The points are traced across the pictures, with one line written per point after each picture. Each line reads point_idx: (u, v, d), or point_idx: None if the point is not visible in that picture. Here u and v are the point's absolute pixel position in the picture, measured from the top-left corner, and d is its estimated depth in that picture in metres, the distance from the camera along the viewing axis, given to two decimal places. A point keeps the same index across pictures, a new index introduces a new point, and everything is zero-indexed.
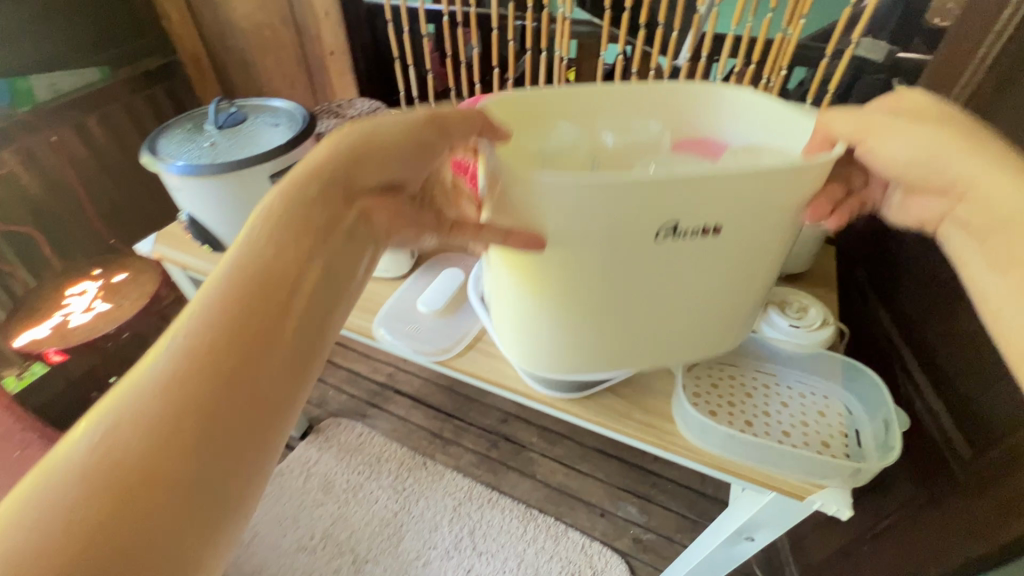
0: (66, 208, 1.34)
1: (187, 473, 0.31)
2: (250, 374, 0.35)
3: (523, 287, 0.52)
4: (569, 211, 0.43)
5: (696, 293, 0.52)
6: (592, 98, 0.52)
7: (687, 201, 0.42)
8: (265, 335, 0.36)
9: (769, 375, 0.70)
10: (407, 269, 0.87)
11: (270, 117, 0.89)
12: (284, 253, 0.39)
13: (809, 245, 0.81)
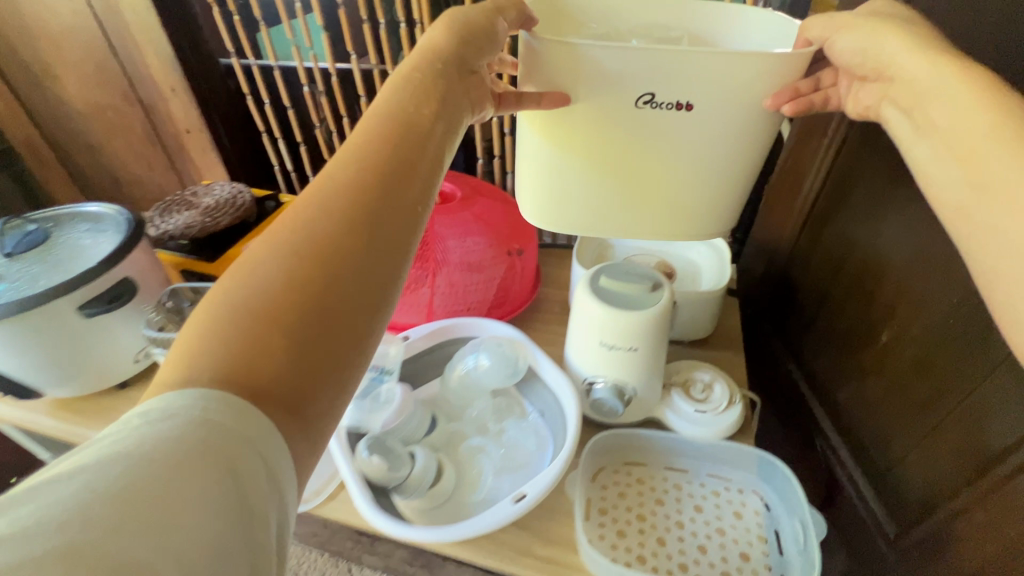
0: None
1: (352, 276, 0.33)
2: (379, 234, 0.35)
3: (572, 172, 0.56)
4: (602, 77, 0.48)
5: (720, 176, 0.55)
6: (609, 13, 0.58)
7: (687, 71, 0.47)
8: (406, 168, 0.38)
9: (681, 473, 0.64)
10: None
11: (84, 229, 0.75)
12: (403, 124, 0.40)
13: (708, 309, 0.75)
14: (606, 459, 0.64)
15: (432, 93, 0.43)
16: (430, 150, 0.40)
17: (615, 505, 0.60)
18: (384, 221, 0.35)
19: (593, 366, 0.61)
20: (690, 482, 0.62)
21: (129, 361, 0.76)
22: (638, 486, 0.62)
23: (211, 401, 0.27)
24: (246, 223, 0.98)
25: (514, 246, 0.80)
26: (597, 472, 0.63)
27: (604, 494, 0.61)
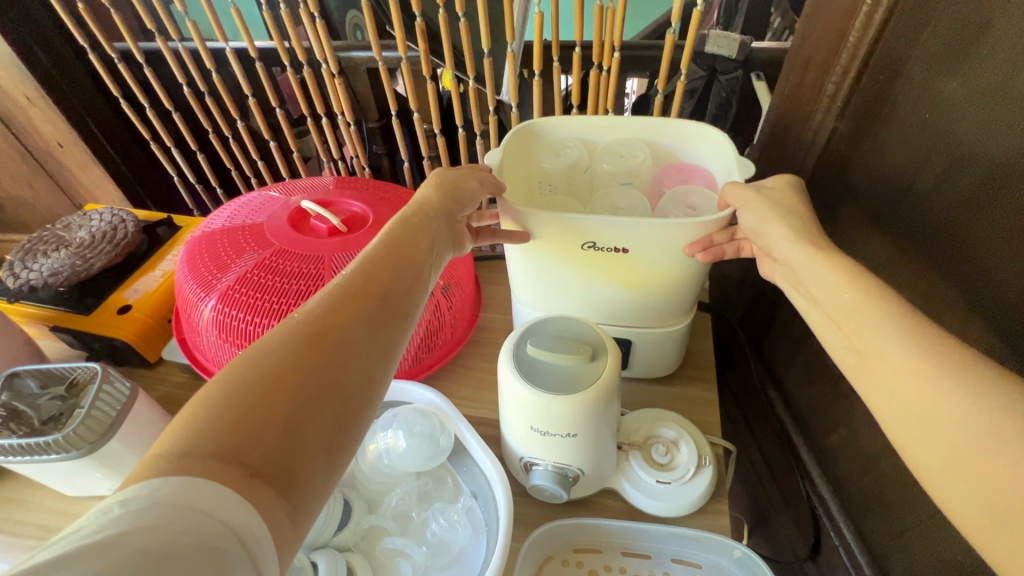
0: None
1: (319, 397, 0.31)
2: (368, 328, 0.35)
3: (523, 265, 0.54)
4: (542, 228, 0.50)
5: (654, 304, 0.55)
6: (582, 140, 0.59)
7: (620, 230, 0.48)
8: (391, 294, 0.38)
9: (641, 558, 0.54)
10: None
11: None
12: (397, 243, 0.42)
13: (675, 348, 0.62)
14: (553, 546, 0.54)
15: (419, 230, 0.45)
16: (415, 266, 0.42)
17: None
18: (370, 320, 0.36)
19: (531, 450, 0.50)
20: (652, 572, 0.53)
21: None
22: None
23: (194, 477, 0.25)
24: (131, 257, 0.82)
25: (438, 280, 0.66)
26: (542, 565, 0.53)
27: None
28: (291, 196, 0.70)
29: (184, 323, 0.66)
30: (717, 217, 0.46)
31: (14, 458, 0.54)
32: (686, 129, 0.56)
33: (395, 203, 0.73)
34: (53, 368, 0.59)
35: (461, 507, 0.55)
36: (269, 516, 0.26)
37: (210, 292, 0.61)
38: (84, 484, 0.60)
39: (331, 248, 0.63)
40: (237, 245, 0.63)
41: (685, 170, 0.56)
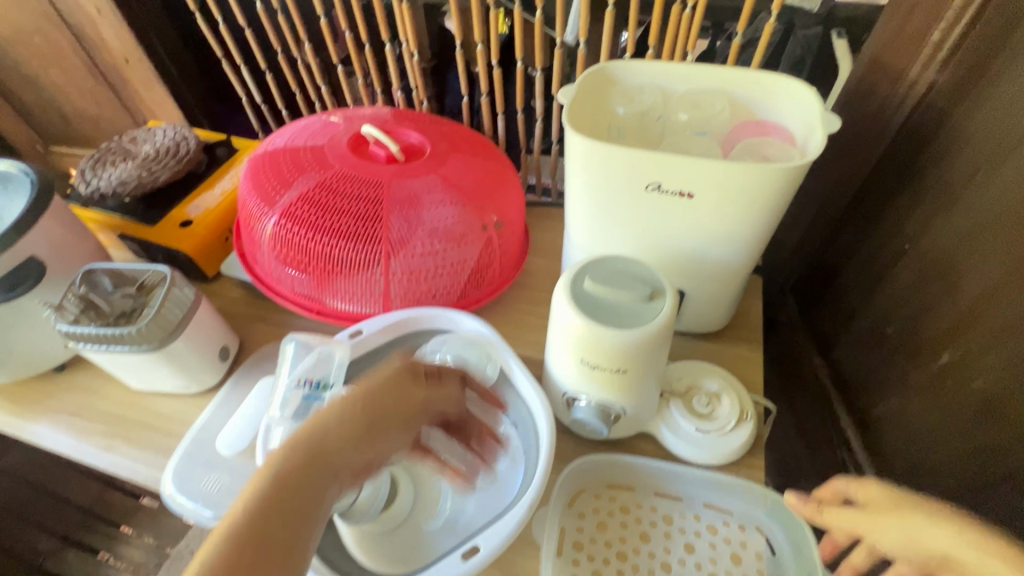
0: None
1: (266, 547, 0.36)
2: (336, 455, 0.40)
3: (585, 207, 0.53)
4: (612, 165, 0.48)
5: (712, 258, 0.53)
6: (658, 87, 0.57)
7: (692, 172, 0.46)
8: (369, 434, 0.42)
9: (673, 502, 0.55)
10: (218, 377, 0.67)
11: None
12: (374, 397, 0.44)
13: (727, 304, 0.62)
14: (588, 480, 0.56)
15: (397, 377, 0.46)
16: (393, 418, 0.44)
17: (591, 539, 0.53)
18: (336, 461, 0.40)
19: (577, 384, 0.50)
20: (683, 514, 0.54)
21: (60, 343, 0.68)
22: (621, 515, 0.54)
23: None
24: (191, 174, 0.85)
25: (491, 217, 0.66)
26: (575, 495, 0.55)
27: (580, 526, 0.53)
28: (350, 122, 0.71)
29: (244, 238, 0.68)
30: (798, 164, 0.44)
31: (93, 347, 0.58)
32: (770, 82, 0.53)
33: (451, 139, 0.72)
34: (125, 269, 0.62)
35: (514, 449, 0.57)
36: None
37: (272, 207, 0.62)
38: (151, 378, 0.64)
39: (389, 174, 0.63)
40: (300, 164, 0.64)
41: (763, 125, 0.53)
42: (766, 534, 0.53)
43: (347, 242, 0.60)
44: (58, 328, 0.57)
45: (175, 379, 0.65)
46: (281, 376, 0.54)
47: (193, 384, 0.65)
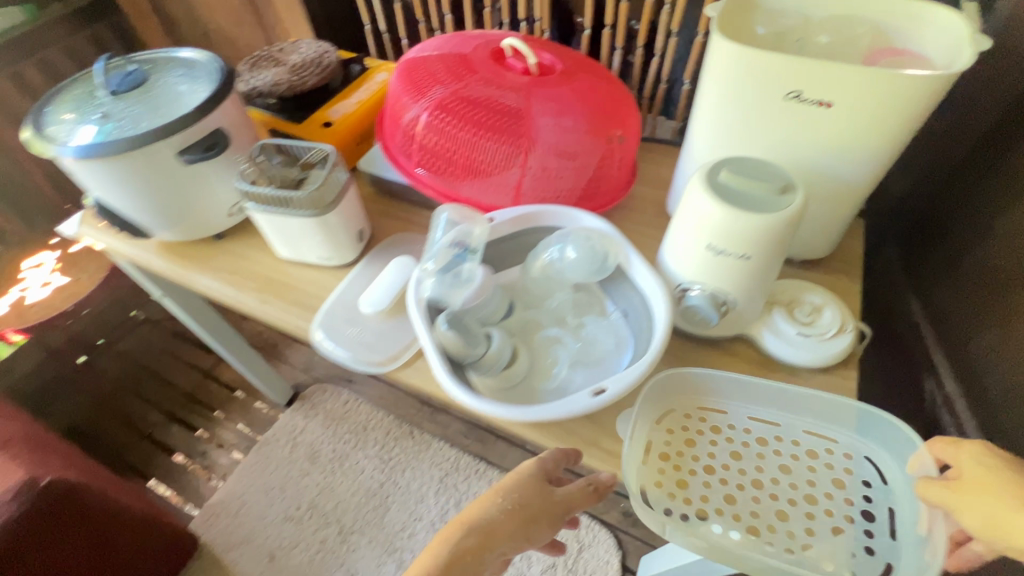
0: (11, 167, 1.29)
1: None
2: (493, 538, 0.50)
3: (719, 116, 0.58)
4: (755, 71, 0.53)
5: (835, 173, 0.57)
6: (800, 11, 0.59)
7: (834, 79, 0.50)
8: (520, 524, 0.51)
9: (763, 425, 0.59)
10: (355, 256, 0.77)
11: (180, 76, 0.73)
12: (520, 499, 0.51)
13: (836, 231, 0.65)
14: (680, 400, 0.60)
15: (531, 510, 0.52)
16: (532, 525, 0.51)
17: (685, 453, 0.57)
18: (493, 540, 0.50)
19: (694, 271, 0.56)
20: (782, 438, 0.58)
21: (225, 213, 0.78)
22: (715, 436, 0.58)
23: None
24: (328, 87, 0.93)
25: (616, 131, 0.71)
26: (663, 413, 0.59)
27: (671, 441, 0.57)
28: (488, 38, 0.76)
29: (388, 133, 0.76)
30: (944, 74, 0.47)
31: (265, 207, 0.68)
32: (916, 8, 0.55)
33: (578, 61, 0.77)
34: (292, 147, 0.72)
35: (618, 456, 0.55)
36: None
37: (421, 104, 0.70)
38: (302, 247, 0.74)
39: (527, 83, 0.69)
40: (448, 68, 0.71)
41: (901, 52, 0.56)
42: (873, 461, 0.56)
43: (487, 142, 0.67)
44: (241, 187, 0.67)
45: (321, 252, 0.74)
46: (430, 243, 0.62)
47: (335, 258, 0.75)
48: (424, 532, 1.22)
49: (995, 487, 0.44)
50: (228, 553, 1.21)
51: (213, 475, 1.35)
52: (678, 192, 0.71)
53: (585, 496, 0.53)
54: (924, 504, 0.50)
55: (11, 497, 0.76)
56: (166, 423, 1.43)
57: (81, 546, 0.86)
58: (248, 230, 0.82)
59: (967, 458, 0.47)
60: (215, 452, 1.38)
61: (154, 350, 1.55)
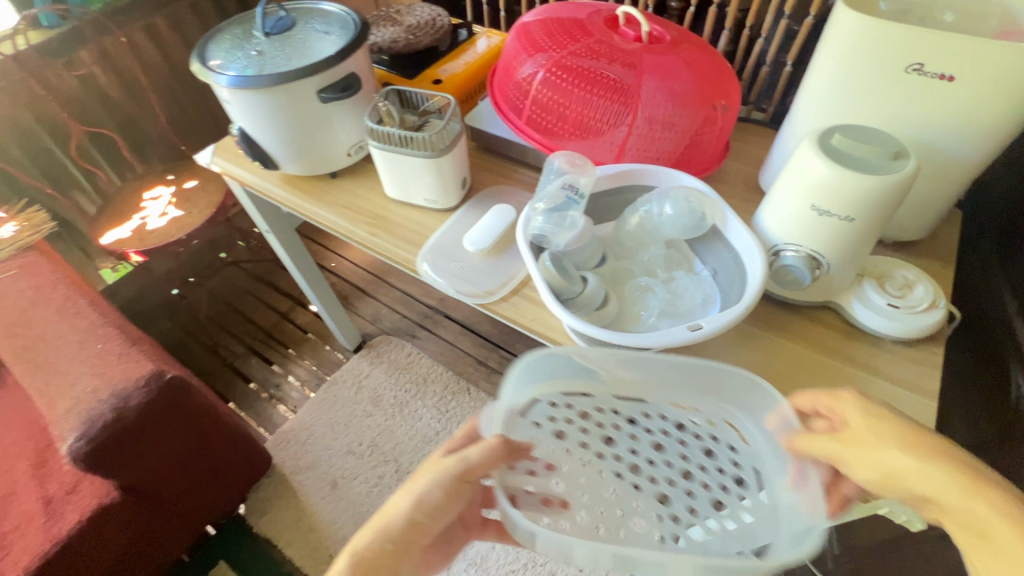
0: (139, 108, 1.44)
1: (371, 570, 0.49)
2: (407, 510, 0.52)
3: (830, 87, 0.61)
4: (875, 41, 0.55)
5: (945, 150, 0.58)
6: None
7: (957, 52, 0.52)
8: (429, 493, 0.52)
9: (626, 414, 0.60)
10: (456, 202, 0.83)
11: (321, 24, 0.82)
12: (423, 477, 0.53)
13: (937, 212, 0.65)
14: (544, 390, 0.59)
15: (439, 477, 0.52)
16: (437, 486, 0.52)
17: (556, 446, 0.57)
18: (408, 507, 0.52)
19: (791, 232, 0.59)
20: (649, 416, 0.60)
21: (344, 154, 0.86)
22: (574, 423, 0.59)
23: None
24: (436, 49, 0.99)
25: (719, 100, 0.74)
26: (530, 406, 0.58)
27: (538, 435, 0.57)
28: (601, 5, 0.80)
29: (500, 90, 0.82)
30: None
31: (388, 145, 0.75)
32: None
33: (687, 32, 0.79)
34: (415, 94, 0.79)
35: (499, 411, 0.54)
36: None
37: (537, 64, 0.75)
38: (411, 188, 0.80)
39: (638, 50, 0.72)
40: (565, 31, 0.76)
41: None
42: (732, 425, 0.59)
43: (596, 103, 0.72)
44: (369, 126, 0.75)
45: (428, 194, 0.81)
46: (540, 187, 0.68)
47: (439, 202, 0.81)
48: None
49: (912, 448, 0.42)
50: (296, 476, 1.32)
51: (283, 404, 1.45)
52: (774, 163, 0.74)
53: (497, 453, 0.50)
54: (789, 461, 0.53)
55: (141, 384, 0.87)
56: (246, 355, 1.54)
57: (181, 441, 0.97)
58: (360, 172, 0.90)
59: (859, 414, 0.46)
60: (288, 386, 1.48)
61: (238, 288, 1.67)
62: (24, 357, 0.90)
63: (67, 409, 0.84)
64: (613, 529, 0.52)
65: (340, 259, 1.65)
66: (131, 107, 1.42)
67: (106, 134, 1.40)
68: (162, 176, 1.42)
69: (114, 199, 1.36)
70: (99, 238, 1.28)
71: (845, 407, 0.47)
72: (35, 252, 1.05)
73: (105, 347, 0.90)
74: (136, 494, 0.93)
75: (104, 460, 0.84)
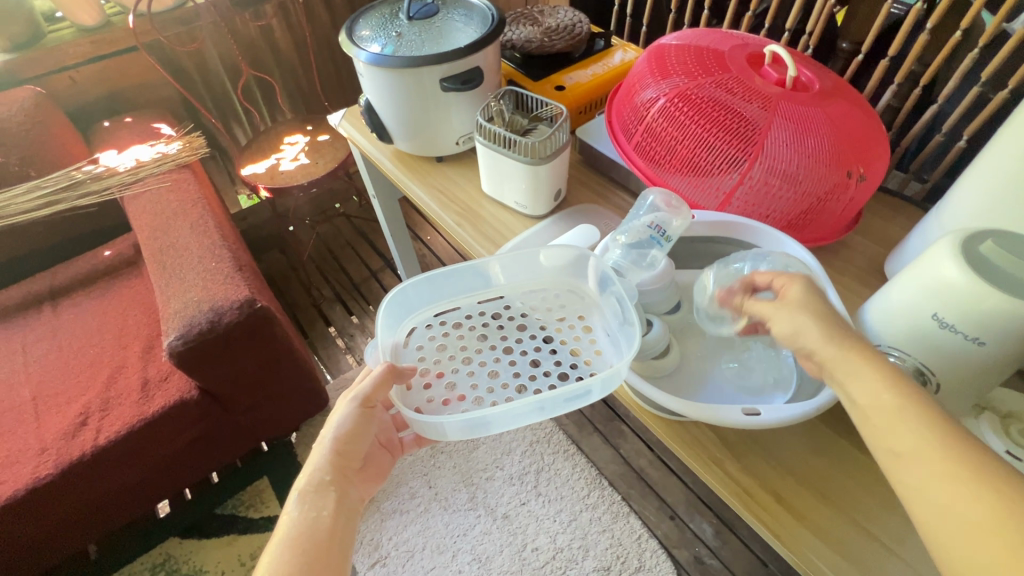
0: (300, 62, 1.60)
1: (327, 489, 0.55)
2: (345, 435, 0.58)
3: (1007, 184, 0.51)
4: None
5: None
6: None
7: None
8: (360, 417, 0.59)
9: (415, 321, 0.69)
10: (545, 211, 0.82)
11: (462, 16, 0.84)
12: (335, 417, 0.58)
13: None
14: (417, 320, 0.69)
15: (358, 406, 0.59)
16: (359, 413, 0.59)
17: (441, 354, 0.66)
18: (346, 430, 0.58)
19: (901, 335, 0.51)
20: (443, 321, 0.70)
21: (452, 142, 0.89)
22: (449, 332, 0.68)
23: (287, 540, 0.51)
24: (569, 55, 0.98)
25: (859, 167, 0.66)
26: (410, 336, 0.68)
27: (422, 354, 0.66)
28: (748, 39, 0.74)
29: (617, 109, 0.80)
30: None
31: (491, 144, 0.76)
32: None
33: (839, 83, 0.71)
34: (530, 97, 0.79)
35: (381, 350, 0.64)
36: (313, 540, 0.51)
37: (660, 90, 0.71)
38: (505, 189, 0.81)
39: (776, 96, 0.66)
40: (700, 61, 0.71)
41: None
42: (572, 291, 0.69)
43: (712, 144, 0.67)
44: (479, 121, 0.76)
45: (518, 198, 0.81)
46: (627, 220, 0.64)
47: (527, 208, 0.81)
48: (501, 481, 1.28)
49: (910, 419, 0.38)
50: None
51: (351, 354, 1.56)
52: (909, 251, 0.64)
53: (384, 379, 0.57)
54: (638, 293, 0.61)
55: (236, 305, 0.97)
56: (332, 301, 1.67)
57: (253, 364, 1.07)
58: (465, 161, 0.92)
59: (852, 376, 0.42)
60: (360, 339, 1.58)
61: (342, 239, 1.82)
62: (158, 258, 1.05)
63: (176, 311, 0.96)
64: (498, 396, 0.62)
65: (435, 234, 1.72)
66: (293, 59, 1.58)
67: (269, 80, 1.57)
68: (303, 126, 1.57)
69: (261, 137, 1.54)
70: (242, 168, 1.44)
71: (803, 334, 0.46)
72: (189, 171, 1.22)
73: (218, 266, 1.03)
74: (210, 396, 1.06)
75: (191, 361, 0.96)
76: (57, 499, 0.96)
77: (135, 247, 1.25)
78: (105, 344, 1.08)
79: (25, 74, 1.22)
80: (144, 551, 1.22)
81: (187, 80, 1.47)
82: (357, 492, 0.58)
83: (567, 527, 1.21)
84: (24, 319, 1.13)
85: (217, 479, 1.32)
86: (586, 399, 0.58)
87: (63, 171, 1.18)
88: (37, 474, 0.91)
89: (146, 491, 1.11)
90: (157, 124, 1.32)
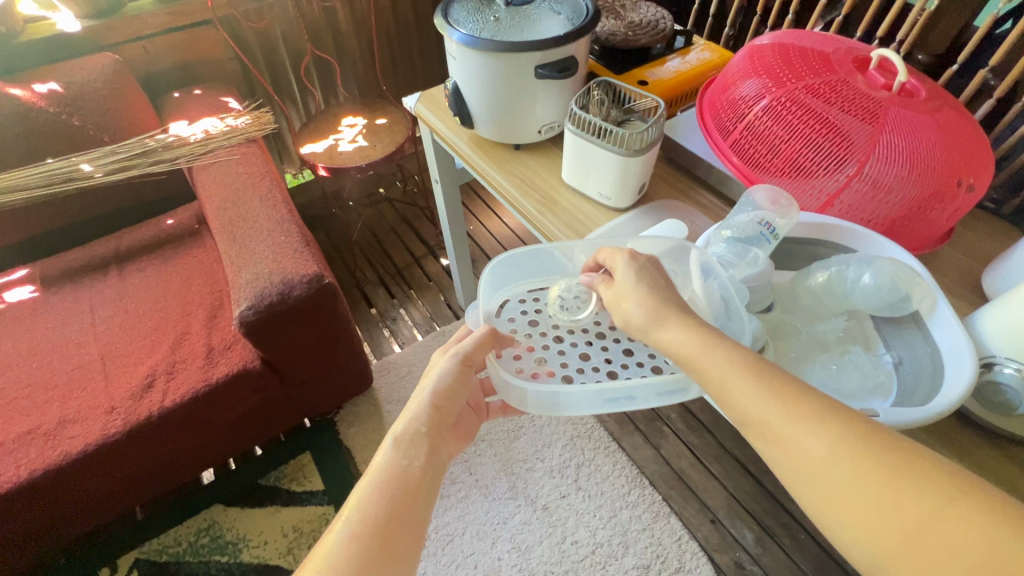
0: (360, 46, 1.61)
1: (421, 442, 0.56)
2: (444, 389, 0.60)
3: None
4: None
5: None
6: None
7: None
8: (459, 375, 0.61)
9: (510, 294, 0.71)
10: (628, 204, 0.82)
11: (555, 5, 0.84)
12: (435, 371, 0.61)
13: None
14: (511, 293, 0.71)
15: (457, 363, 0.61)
16: (459, 371, 0.61)
17: (532, 329, 0.67)
18: (442, 385, 0.60)
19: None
20: (536, 297, 0.71)
21: (534, 131, 0.90)
22: (542, 309, 0.69)
23: (378, 484, 0.52)
24: (650, 51, 0.97)
25: (967, 178, 0.65)
26: (502, 307, 0.69)
27: (514, 326, 0.67)
28: (851, 43, 0.74)
29: (710, 106, 0.80)
30: None
31: (583, 132, 0.76)
32: None
33: (945, 93, 0.70)
34: (625, 87, 0.79)
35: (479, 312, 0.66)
36: (403, 488, 0.52)
37: (762, 88, 0.71)
38: (589, 179, 0.81)
39: (885, 100, 0.65)
40: (807, 60, 0.71)
41: None
42: None
43: (817, 144, 0.67)
44: (573, 109, 0.76)
45: (603, 189, 0.81)
46: (730, 218, 0.65)
47: (612, 200, 0.81)
48: (541, 473, 1.28)
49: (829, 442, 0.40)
50: (386, 404, 1.40)
51: (394, 337, 1.57)
52: (1014, 266, 0.64)
53: (483, 343, 0.60)
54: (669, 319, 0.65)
55: (305, 280, 0.99)
56: (375, 284, 1.68)
57: (311, 339, 1.08)
58: (543, 151, 0.93)
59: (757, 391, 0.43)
60: (402, 323, 1.59)
61: (386, 224, 1.83)
62: (227, 229, 1.07)
63: (247, 281, 0.98)
64: (586, 379, 0.62)
65: (480, 225, 1.72)
66: (354, 42, 1.59)
67: (328, 60, 1.58)
68: (359, 109, 1.58)
69: (318, 118, 1.55)
70: (301, 147, 1.46)
71: (729, 387, 0.44)
72: (255, 145, 1.24)
73: (286, 240, 1.04)
74: (270, 368, 1.08)
75: (259, 331, 0.97)
76: (120, 458, 0.98)
77: (197, 217, 1.27)
78: (169, 310, 1.11)
79: (104, 42, 1.25)
80: (190, 516, 1.24)
81: (252, 57, 1.48)
82: (447, 449, 0.59)
83: (607, 523, 1.21)
84: (91, 281, 1.15)
85: (261, 451, 1.34)
86: (681, 395, 0.58)
87: (135, 139, 1.21)
88: (106, 432, 0.94)
89: (202, 455, 1.13)
90: (224, 99, 1.34)
